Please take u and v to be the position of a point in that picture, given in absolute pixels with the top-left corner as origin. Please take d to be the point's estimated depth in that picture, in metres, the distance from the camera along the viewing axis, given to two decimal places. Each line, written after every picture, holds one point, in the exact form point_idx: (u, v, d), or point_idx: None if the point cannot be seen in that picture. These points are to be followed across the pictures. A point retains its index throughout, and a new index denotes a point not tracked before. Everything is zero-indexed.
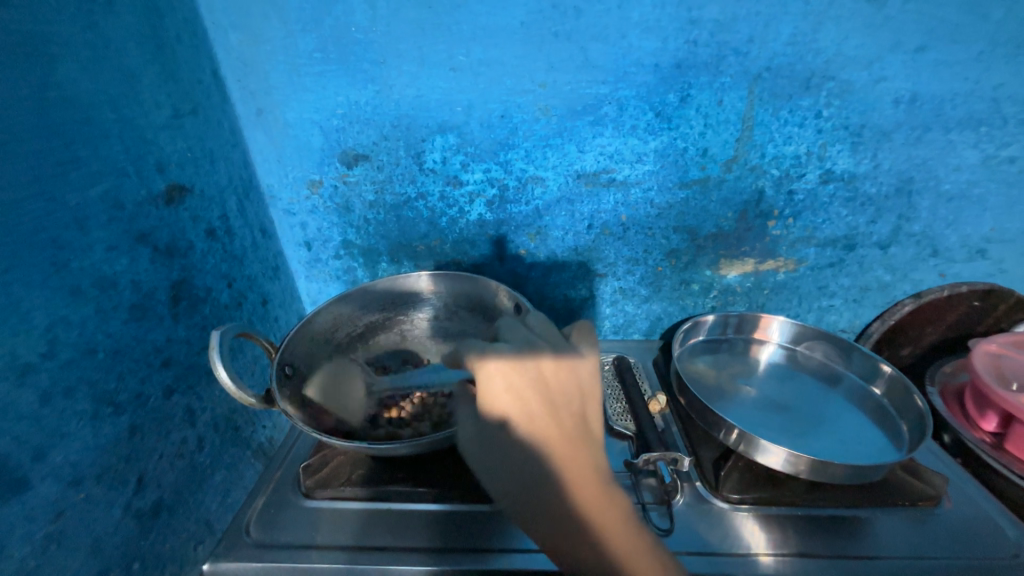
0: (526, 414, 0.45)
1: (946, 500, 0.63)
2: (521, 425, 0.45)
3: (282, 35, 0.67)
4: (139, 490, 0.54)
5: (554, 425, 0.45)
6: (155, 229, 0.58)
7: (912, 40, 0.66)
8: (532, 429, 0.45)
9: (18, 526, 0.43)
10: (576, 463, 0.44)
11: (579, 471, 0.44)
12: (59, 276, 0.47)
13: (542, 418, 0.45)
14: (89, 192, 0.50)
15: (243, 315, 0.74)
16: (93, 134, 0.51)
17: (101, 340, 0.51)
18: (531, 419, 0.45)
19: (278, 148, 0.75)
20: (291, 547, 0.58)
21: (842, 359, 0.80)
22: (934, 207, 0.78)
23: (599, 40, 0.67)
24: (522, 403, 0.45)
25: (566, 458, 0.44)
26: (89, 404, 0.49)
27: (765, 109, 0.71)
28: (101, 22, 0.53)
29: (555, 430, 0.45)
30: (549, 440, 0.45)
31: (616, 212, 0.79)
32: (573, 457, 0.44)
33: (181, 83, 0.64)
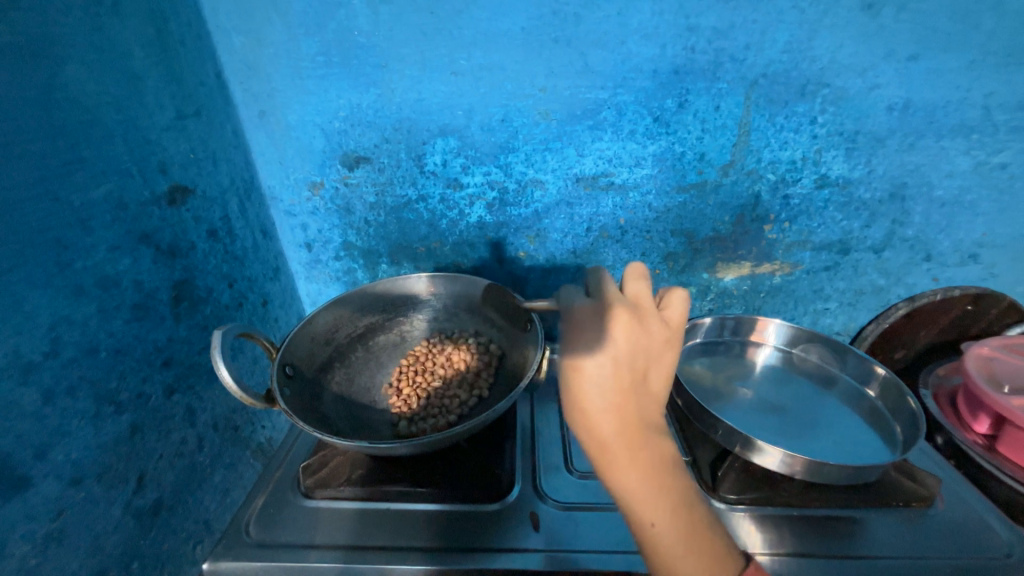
0: (605, 382, 0.44)
1: (939, 501, 0.64)
2: (599, 391, 0.44)
3: (285, 38, 0.68)
4: (139, 489, 0.55)
5: (627, 392, 0.44)
6: (158, 230, 0.59)
7: (905, 49, 0.67)
8: (606, 396, 0.44)
9: (19, 524, 0.43)
10: (641, 429, 0.44)
11: (643, 438, 0.44)
12: (62, 276, 0.47)
13: (618, 385, 0.44)
14: (93, 192, 0.51)
15: (243, 315, 0.74)
16: (97, 135, 0.52)
17: (103, 340, 0.51)
18: (605, 387, 0.44)
19: (280, 150, 0.76)
20: (290, 547, 0.58)
21: (837, 361, 0.81)
22: (926, 212, 0.79)
23: (599, 46, 0.68)
24: (600, 372, 0.44)
25: (630, 424, 0.44)
26: (90, 403, 0.50)
27: (761, 115, 0.72)
28: (106, 24, 0.54)
29: (628, 396, 0.44)
30: (619, 408, 0.44)
31: (614, 215, 0.80)
32: (640, 424, 0.44)
33: (184, 84, 0.64)
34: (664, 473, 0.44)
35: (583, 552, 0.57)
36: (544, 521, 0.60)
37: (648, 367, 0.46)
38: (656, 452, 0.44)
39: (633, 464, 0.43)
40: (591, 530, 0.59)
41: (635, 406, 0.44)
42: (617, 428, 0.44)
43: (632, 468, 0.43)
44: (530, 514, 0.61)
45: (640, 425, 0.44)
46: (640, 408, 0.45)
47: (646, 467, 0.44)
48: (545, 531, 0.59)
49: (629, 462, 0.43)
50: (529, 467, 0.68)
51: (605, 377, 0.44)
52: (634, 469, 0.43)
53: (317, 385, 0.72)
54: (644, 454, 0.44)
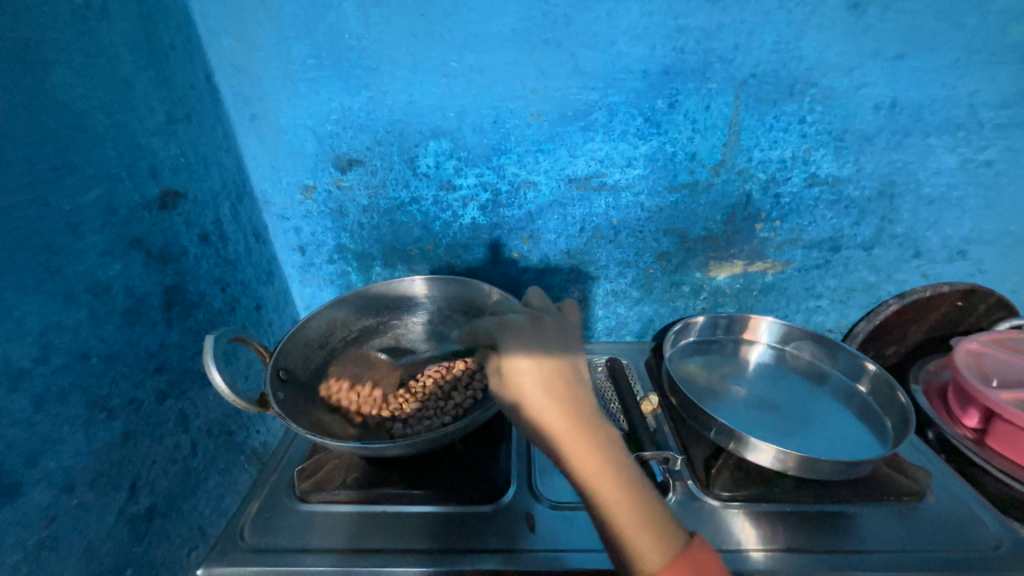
0: (541, 378, 0.48)
1: (930, 494, 0.65)
2: (537, 386, 0.47)
3: (275, 42, 0.68)
4: (132, 496, 0.54)
5: (564, 384, 0.48)
6: (149, 235, 0.59)
7: (891, 48, 0.68)
8: (545, 390, 0.47)
9: (11, 532, 0.43)
10: (587, 418, 0.47)
11: (589, 423, 0.46)
12: (52, 281, 0.47)
13: (554, 379, 0.48)
14: (83, 198, 0.51)
15: (236, 320, 0.74)
16: (86, 140, 0.51)
17: (94, 346, 0.51)
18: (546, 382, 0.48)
19: (271, 153, 0.75)
20: (286, 551, 0.58)
21: (829, 358, 0.81)
22: (915, 209, 0.80)
23: (589, 47, 0.68)
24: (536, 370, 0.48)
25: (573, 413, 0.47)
26: (82, 410, 0.49)
27: (751, 114, 0.72)
28: (95, 29, 0.54)
29: (567, 387, 0.48)
30: (560, 398, 0.47)
31: (607, 215, 0.81)
32: (583, 411, 0.47)
33: (174, 88, 0.64)
34: (616, 455, 0.46)
35: (578, 551, 0.57)
36: (539, 522, 0.60)
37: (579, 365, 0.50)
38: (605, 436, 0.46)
39: (584, 449, 0.45)
40: (586, 530, 0.59)
41: (575, 395, 0.48)
42: (562, 416, 0.46)
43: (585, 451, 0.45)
44: (525, 514, 0.61)
45: (584, 413, 0.47)
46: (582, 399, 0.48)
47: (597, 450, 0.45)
48: (540, 531, 0.59)
49: (579, 447, 0.45)
50: (524, 467, 0.68)
51: (541, 373, 0.48)
52: (585, 452, 0.45)
53: (311, 389, 0.72)
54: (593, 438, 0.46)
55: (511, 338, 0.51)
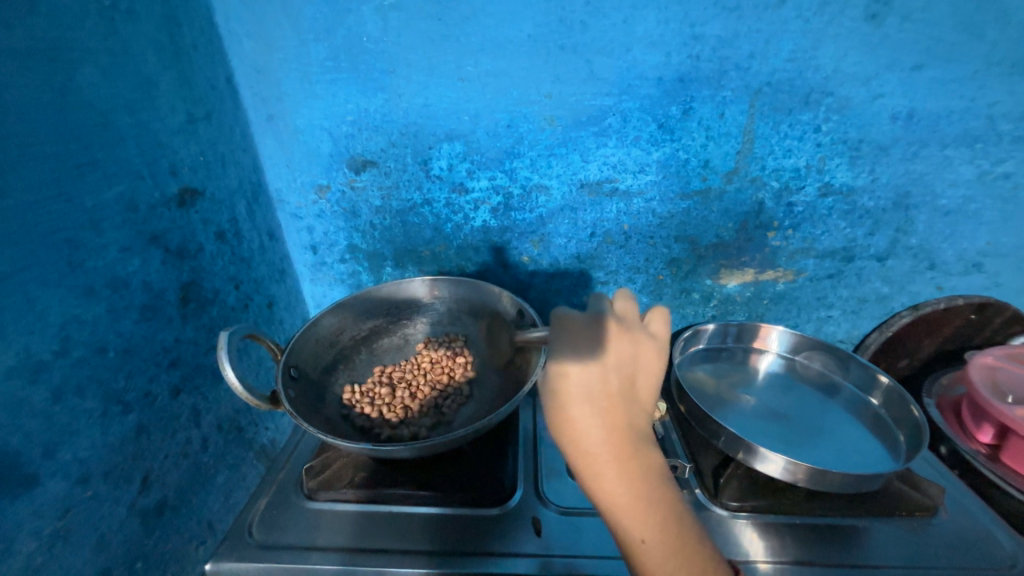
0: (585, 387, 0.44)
1: (942, 510, 0.64)
2: (583, 395, 0.44)
3: (295, 44, 0.69)
4: (143, 489, 0.55)
5: (614, 398, 0.44)
6: (167, 231, 0.59)
7: (910, 58, 0.68)
8: (586, 401, 0.44)
9: (27, 521, 0.43)
10: (630, 437, 0.44)
11: (631, 446, 0.44)
12: (73, 276, 0.48)
13: (606, 391, 0.44)
14: (105, 194, 0.52)
15: (249, 317, 0.75)
16: (110, 138, 0.53)
17: (112, 339, 0.52)
18: (593, 393, 0.44)
19: (287, 153, 0.76)
20: (293, 548, 0.58)
21: (841, 370, 0.81)
22: (930, 220, 0.79)
23: (604, 54, 0.68)
24: (582, 380, 0.44)
25: (612, 425, 0.44)
26: (98, 403, 0.50)
27: (765, 122, 0.72)
28: (120, 29, 0.55)
29: (615, 400, 0.44)
30: (606, 413, 0.44)
31: (618, 221, 0.81)
32: (628, 430, 0.44)
33: (195, 88, 0.65)
34: (654, 480, 0.44)
35: (585, 557, 0.57)
36: (546, 527, 0.60)
37: (638, 366, 0.46)
38: (643, 455, 0.44)
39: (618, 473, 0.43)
40: None
41: (621, 413, 0.44)
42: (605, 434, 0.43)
43: (623, 474, 0.43)
44: (531, 518, 0.61)
45: (630, 430, 0.44)
46: (628, 415, 0.45)
47: (632, 471, 0.43)
48: (546, 535, 0.59)
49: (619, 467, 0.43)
50: (531, 470, 0.68)
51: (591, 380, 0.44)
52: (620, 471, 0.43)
53: (321, 387, 0.72)
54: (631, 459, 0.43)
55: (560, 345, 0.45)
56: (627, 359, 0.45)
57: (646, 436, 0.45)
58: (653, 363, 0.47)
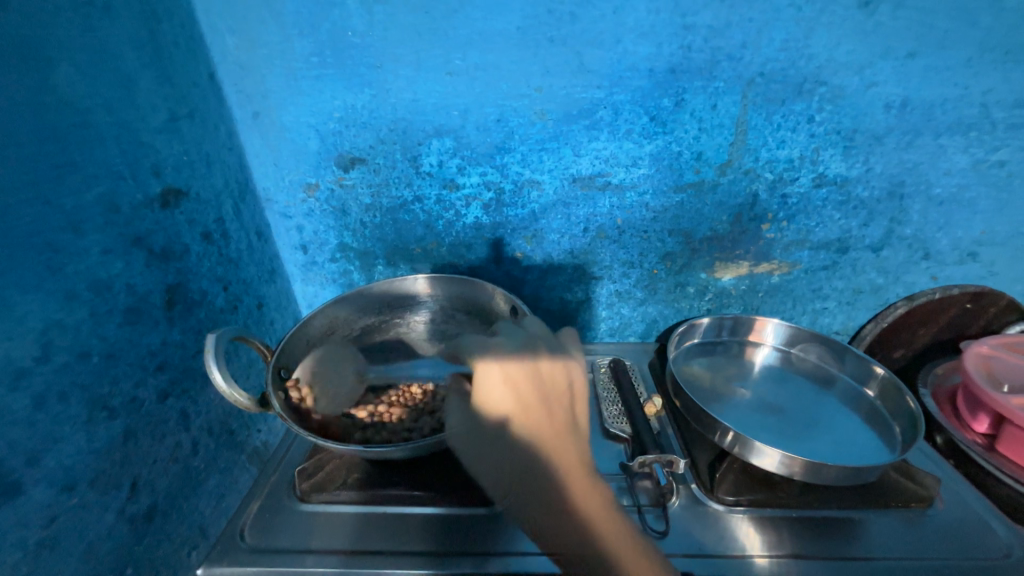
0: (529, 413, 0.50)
1: (939, 501, 0.63)
2: (529, 421, 0.50)
3: (279, 39, 0.67)
4: (132, 495, 0.54)
5: (557, 421, 0.51)
6: (151, 233, 0.58)
7: (903, 46, 0.67)
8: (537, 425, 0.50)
9: (12, 530, 0.42)
10: (579, 455, 0.51)
11: (583, 462, 0.50)
12: (53, 280, 0.47)
13: (549, 417, 0.51)
14: (85, 196, 0.50)
15: (238, 318, 0.74)
16: (89, 138, 0.51)
17: (95, 344, 0.51)
18: (536, 416, 0.50)
19: (274, 152, 0.75)
20: (286, 552, 0.58)
21: (836, 361, 0.80)
22: (925, 210, 0.79)
23: (595, 45, 0.67)
24: (518, 402, 0.50)
25: (562, 447, 0.50)
26: (83, 409, 0.49)
27: (758, 113, 0.71)
28: (97, 26, 0.53)
29: (556, 418, 0.51)
30: (552, 430, 0.50)
31: (611, 215, 0.80)
32: (573, 447, 0.51)
33: (177, 86, 0.64)
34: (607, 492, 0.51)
35: None
36: None
37: (569, 386, 0.53)
38: (598, 474, 0.51)
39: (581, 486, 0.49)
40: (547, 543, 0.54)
41: (569, 441, 0.51)
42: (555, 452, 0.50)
43: (584, 492, 0.49)
44: None
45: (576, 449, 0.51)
46: (572, 436, 0.51)
47: (595, 491, 0.50)
48: None
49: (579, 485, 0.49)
50: None
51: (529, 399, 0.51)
52: (580, 487, 0.49)
53: (313, 388, 0.71)
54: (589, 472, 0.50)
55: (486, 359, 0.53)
56: (558, 379, 0.53)
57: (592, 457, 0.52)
58: (577, 381, 0.55)
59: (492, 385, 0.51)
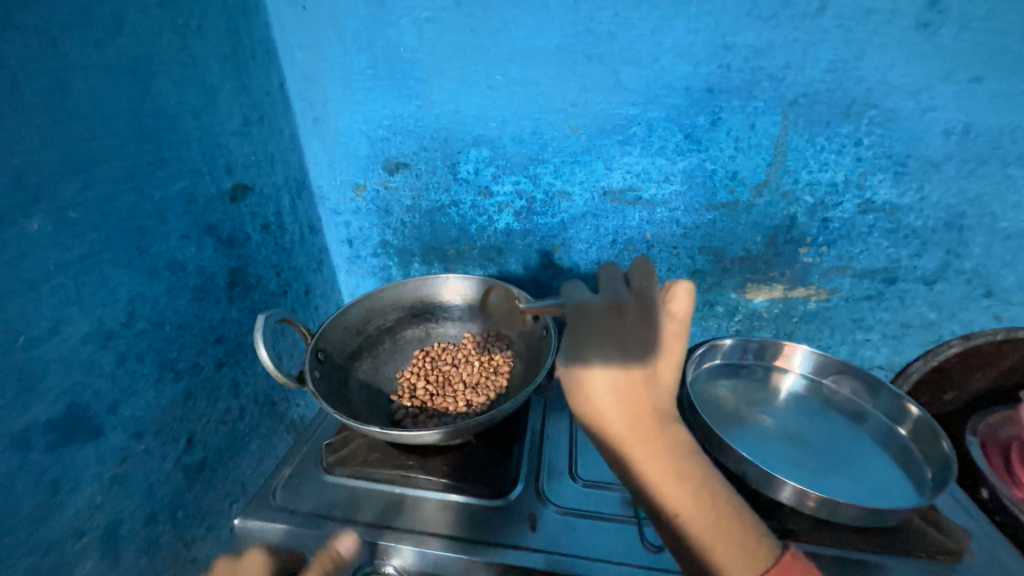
0: (614, 375, 0.49)
1: (970, 555, 0.59)
2: (613, 385, 0.49)
3: (340, 53, 0.74)
4: (188, 448, 0.63)
5: (636, 386, 0.49)
6: (220, 223, 0.67)
7: (967, 70, 0.63)
8: (613, 388, 0.49)
9: (92, 465, 0.51)
10: (651, 416, 0.49)
11: (654, 424, 0.48)
12: (140, 259, 0.55)
13: (629, 377, 0.49)
14: (170, 188, 0.59)
15: (287, 302, 0.82)
16: (176, 139, 0.60)
17: (168, 316, 0.59)
18: (616, 380, 0.49)
19: (329, 153, 0.83)
20: (309, 515, 0.64)
21: (870, 396, 0.76)
22: (988, 244, 0.73)
23: (632, 63, 0.69)
24: (605, 367, 0.49)
25: (635, 409, 0.48)
26: (154, 369, 0.58)
27: (800, 135, 0.70)
28: (190, 43, 0.62)
29: (639, 390, 0.49)
30: (636, 416, 0.48)
31: (640, 229, 0.81)
32: (650, 408, 0.49)
33: (252, 94, 0.72)
34: (697, 484, 0.46)
35: (574, 557, 0.58)
36: (542, 523, 0.62)
37: (655, 364, 0.50)
38: (667, 438, 0.48)
39: (650, 451, 0.47)
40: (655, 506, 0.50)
41: (646, 394, 0.49)
42: (629, 415, 0.48)
43: (647, 453, 0.47)
44: (528, 514, 0.63)
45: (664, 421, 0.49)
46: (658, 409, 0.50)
47: (671, 464, 0.47)
48: (541, 532, 0.61)
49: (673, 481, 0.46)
50: (534, 468, 0.70)
51: (617, 377, 0.49)
52: (654, 455, 0.47)
53: (346, 371, 0.77)
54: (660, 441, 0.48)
55: (580, 330, 0.51)
56: (648, 368, 0.50)
57: (668, 420, 0.50)
58: (668, 344, 0.51)
59: (591, 359, 0.49)
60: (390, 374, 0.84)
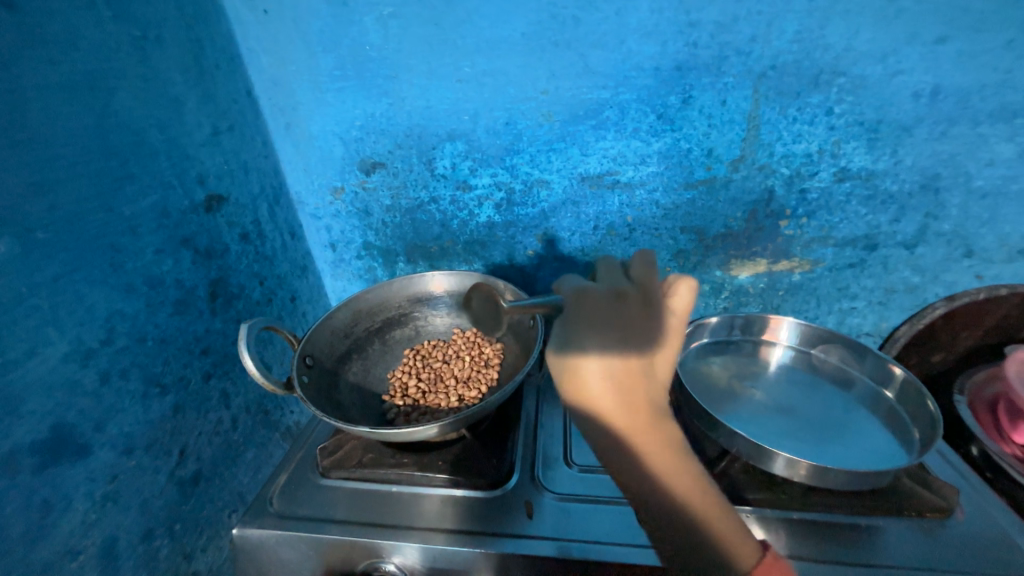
0: (608, 365, 0.45)
1: (959, 511, 0.60)
2: (607, 377, 0.45)
3: (305, 56, 0.73)
4: (181, 461, 0.63)
5: (633, 377, 0.45)
6: (196, 234, 0.66)
7: (931, 31, 0.63)
8: (606, 380, 0.45)
9: (83, 483, 0.51)
10: (648, 411, 0.45)
11: (650, 419, 0.44)
12: (116, 275, 0.55)
13: (626, 368, 0.45)
14: (141, 203, 0.59)
15: (273, 310, 0.82)
16: (144, 153, 0.59)
17: (150, 331, 0.59)
18: (610, 371, 0.45)
19: (304, 158, 0.82)
20: (306, 519, 0.64)
21: (857, 362, 0.77)
22: (965, 204, 0.74)
23: (599, 47, 0.68)
24: (600, 357, 0.45)
25: (631, 403, 0.44)
26: (139, 385, 0.57)
27: (771, 107, 0.70)
28: (150, 55, 0.61)
29: (637, 386, 0.45)
30: (632, 414, 0.44)
31: (621, 213, 0.81)
32: (647, 404, 0.45)
33: (218, 103, 0.71)
34: (702, 486, 0.43)
35: (571, 541, 0.59)
36: (538, 510, 0.63)
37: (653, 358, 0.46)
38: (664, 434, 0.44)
39: (644, 449, 0.44)
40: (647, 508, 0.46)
41: (642, 387, 0.45)
42: (624, 410, 0.44)
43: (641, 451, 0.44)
44: (524, 503, 0.64)
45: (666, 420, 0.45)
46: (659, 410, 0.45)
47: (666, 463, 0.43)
48: (538, 519, 0.62)
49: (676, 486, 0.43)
50: (528, 457, 0.71)
51: (612, 367, 0.45)
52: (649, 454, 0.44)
53: (336, 375, 0.77)
54: (654, 435, 0.44)
55: (575, 316, 0.48)
56: (646, 361, 0.46)
57: (665, 415, 0.46)
58: (667, 335, 0.47)
59: (586, 349, 0.45)
60: (381, 374, 0.84)
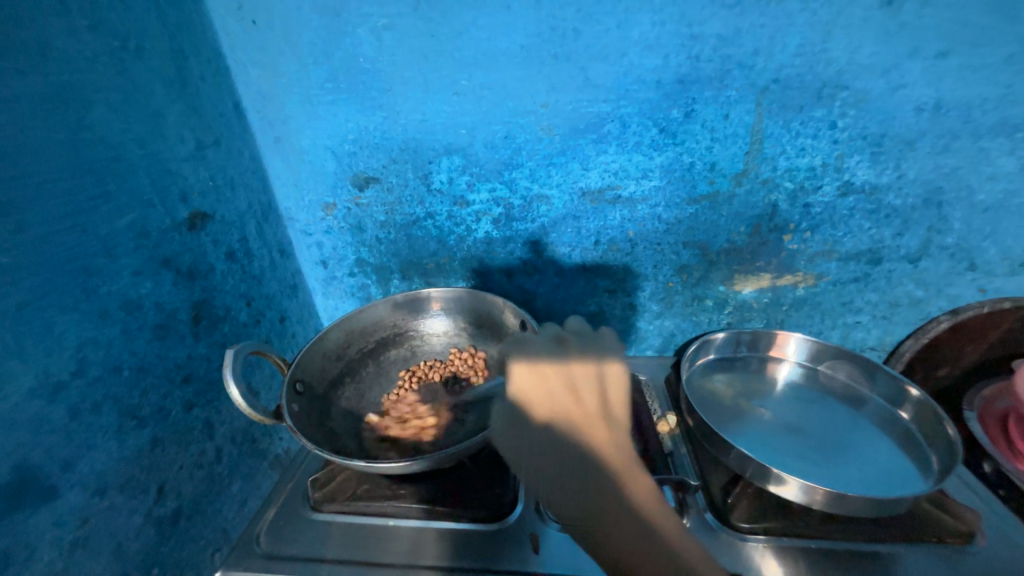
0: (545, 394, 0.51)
1: (981, 537, 0.58)
2: (549, 406, 0.50)
3: (296, 68, 0.71)
4: (159, 499, 0.58)
5: (572, 407, 0.50)
6: (179, 254, 0.63)
7: (932, 45, 0.63)
8: (547, 409, 0.50)
9: (47, 531, 0.47)
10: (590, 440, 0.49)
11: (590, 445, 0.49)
12: (89, 300, 0.51)
13: (565, 398, 0.50)
14: (118, 223, 0.55)
15: (261, 331, 0.78)
16: (122, 170, 0.56)
17: (126, 359, 0.55)
18: (551, 399, 0.51)
19: (295, 173, 0.79)
20: (297, 559, 0.60)
21: (867, 380, 0.75)
22: (968, 217, 0.73)
23: (599, 60, 0.67)
24: (538, 386, 0.51)
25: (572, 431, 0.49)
26: (114, 418, 0.53)
27: (775, 121, 0.69)
28: (130, 67, 0.58)
29: (576, 414, 0.50)
30: (571, 440, 0.49)
31: (622, 227, 0.79)
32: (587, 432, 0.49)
33: (204, 117, 0.68)
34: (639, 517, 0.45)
35: None
36: (545, 544, 0.59)
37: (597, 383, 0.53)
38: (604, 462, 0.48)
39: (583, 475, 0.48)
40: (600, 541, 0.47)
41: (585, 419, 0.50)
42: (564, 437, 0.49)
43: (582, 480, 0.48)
44: (530, 535, 0.60)
45: (606, 445, 0.48)
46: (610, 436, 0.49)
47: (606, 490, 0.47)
48: (546, 554, 0.58)
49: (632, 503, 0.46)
50: None
51: (552, 395, 0.51)
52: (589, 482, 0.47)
53: (328, 400, 0.74)
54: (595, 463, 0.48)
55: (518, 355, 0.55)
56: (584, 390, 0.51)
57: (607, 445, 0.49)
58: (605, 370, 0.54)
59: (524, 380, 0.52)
60: (375, 398, 0.80)
